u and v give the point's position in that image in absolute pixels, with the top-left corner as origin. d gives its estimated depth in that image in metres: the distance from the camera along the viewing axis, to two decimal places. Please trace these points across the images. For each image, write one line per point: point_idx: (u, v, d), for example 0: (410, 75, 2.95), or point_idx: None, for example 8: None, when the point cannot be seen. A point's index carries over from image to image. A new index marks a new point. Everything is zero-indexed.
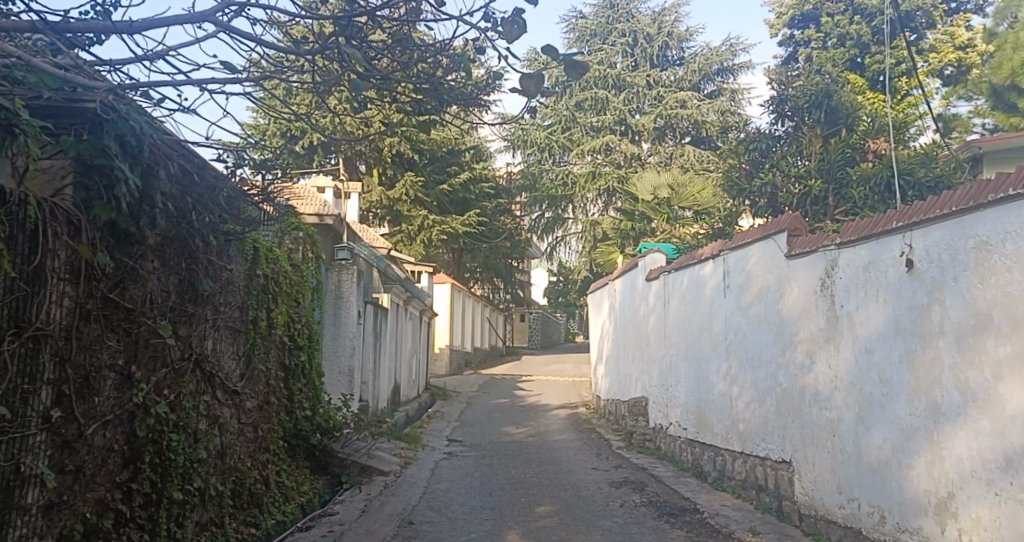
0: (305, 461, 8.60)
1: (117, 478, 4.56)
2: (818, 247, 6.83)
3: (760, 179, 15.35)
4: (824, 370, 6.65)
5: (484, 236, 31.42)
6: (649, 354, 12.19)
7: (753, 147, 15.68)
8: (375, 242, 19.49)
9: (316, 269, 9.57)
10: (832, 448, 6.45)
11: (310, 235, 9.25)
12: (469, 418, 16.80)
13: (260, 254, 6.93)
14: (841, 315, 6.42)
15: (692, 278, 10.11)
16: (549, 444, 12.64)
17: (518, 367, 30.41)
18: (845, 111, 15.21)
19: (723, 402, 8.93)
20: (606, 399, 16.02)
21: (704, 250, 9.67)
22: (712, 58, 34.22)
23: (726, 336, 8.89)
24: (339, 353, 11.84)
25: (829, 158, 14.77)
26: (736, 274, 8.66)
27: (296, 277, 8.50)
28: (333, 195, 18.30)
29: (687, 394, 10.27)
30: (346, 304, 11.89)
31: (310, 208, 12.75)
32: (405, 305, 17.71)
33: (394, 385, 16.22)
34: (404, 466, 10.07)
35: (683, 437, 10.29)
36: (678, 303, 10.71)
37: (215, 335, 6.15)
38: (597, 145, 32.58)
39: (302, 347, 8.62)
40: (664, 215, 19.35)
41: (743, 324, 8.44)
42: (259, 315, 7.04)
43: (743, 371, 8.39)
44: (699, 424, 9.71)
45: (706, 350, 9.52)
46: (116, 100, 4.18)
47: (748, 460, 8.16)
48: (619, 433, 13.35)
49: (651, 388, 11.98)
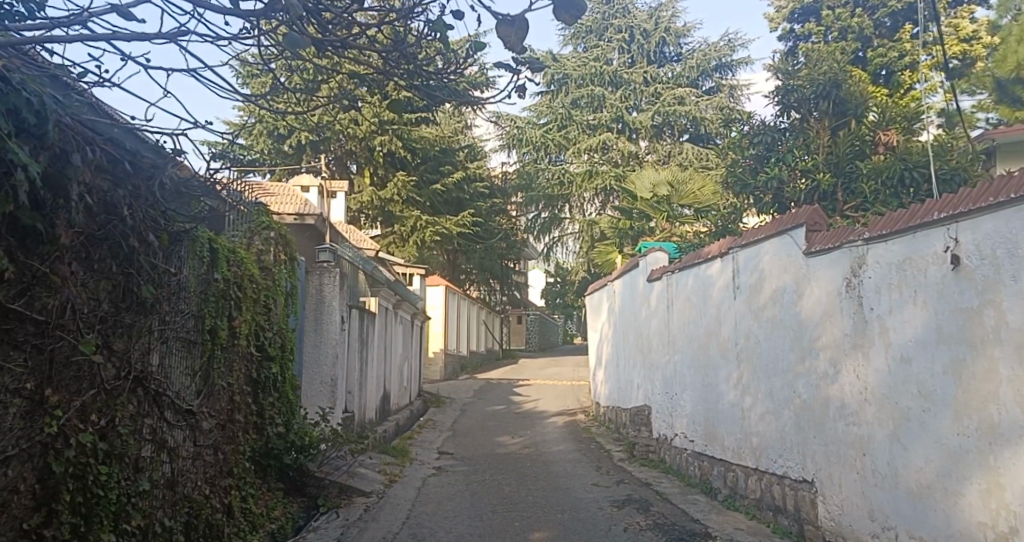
0: (278, 483, 7.87)
1: (24, 523, 3.82)
2: (843, 242, 6.10)
3: (765, 174, 14.62)
4: (851, 380, 5.93)
5: (478, 237, 30.62)
6: (652, 360, 11.47)
7: (759, 141, 15.00)
8: (362, 242, 18.89)
9: (292, 272, 8.86)
10: (861, 468, 5.73)
11: (286, 235, 8.57)
12: (462, 427, 16.07)
13: (220, 256, 6.21)
14: (871, 319, 5.69)
15: (698, 278, 9.38)
16: (547, 456, 11.93)
17: (515, 371, 29.68)
18: (854, 102, 14.47)
19: (734, 413, 8.21)
20: (606, 405, 15.28)
21: (711, 248, 8.95)
22: (711, 54, 33.62)
23: (737, 341, 8.16)
24: (320, 362, 11.08)
25: (837, 150, 14.03)
26: (747, 274, 7.94)
27: (265, 282, 7.76)
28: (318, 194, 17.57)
29: (693, 403, 9.55)
30: (328, 309, 11.14)
31: (287, 208, 12.23)
32: (395, 309, 16.98)
33: (383, 393, 15.48)
34: (389, 484, 9.33)
35: (690, 450, 9.57)
36: (683, 305, 9.98)
37: (162, 348, 5.43)
38: (594, 143, 31.83)
39: (273, 358, 7.90)
40: (664, 213, 18.54)
41: (755, 328, 7.71)
42: (219, 324, 6.29)
43: (756, 379, 7.66)
44: (707, 436, 8.98)
45: (715, 356, 8.78)
46: (7, 67, 3.45)
47: (763, 477, 7.42)
48: (621, 443, 12.62)
49: (654, 395, 11.26)
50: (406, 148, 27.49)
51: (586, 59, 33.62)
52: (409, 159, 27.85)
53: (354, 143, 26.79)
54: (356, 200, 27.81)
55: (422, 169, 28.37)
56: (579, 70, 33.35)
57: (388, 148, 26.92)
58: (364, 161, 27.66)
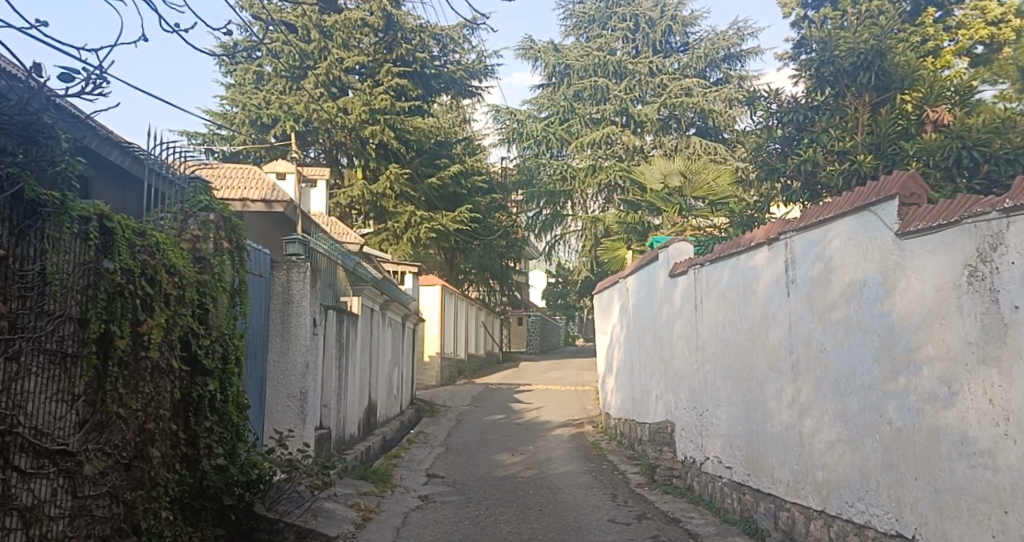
0: (217, 529, 6.22)
1: None
2: (962, 217, 4.44)
3: (797, 156, 13.05)
4: (976, 405, 4.27)
5: (475, 234, 28.67)
6: (675, 369, 9.82)
7: (790, 119, 13.35)
8: (345, 235, 17.32)
9: (244, 265, 7.25)
10: (1002, 532, 4.06)
11: (234, 218, 6.91)
12: (458, 441, 14.48)
13: (114, 237, 4.75)
14: (1011, 322, 4.04)
15: (738, 271, 7.72)
16: (553, 481, 10.30)
17: (515, 375, 27.99)
18: (900, 74, 12.51)
19: (789, 439, 6.54)
20: (618, 417, 13.67)
21: (757, 233, 7.29)
22: (719, 44, 32.05)
23: (793, 350, 6.50)
24: (288, 371, 9.48)
25: (879, 130, 12.40)
26: (807, 264, 6.29)
27: (196, 277, 6.17)
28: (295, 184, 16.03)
29: (730, 422, 7.90)
30: (297, 310, 9.54)
31: (251, 194, 10.89)
32: (383, 311, 15.38)
33: (369, 404, 13.93)
34: (363, 525, 7.69)
35: (727, 478, 7.96)
36: (717, 303, 8.33)
37: (15, 366, 4.26)
38: (597, 136, 30.14)
39: (210, 371, 6.30)
40: (676, 205, 17.14)
41: (819, 332, 6.05)
42: (115, 330, 4.70)
43: (820, 397, 5.99)
44: (751, 464, 7.33)
45: (761, 365, 7.13)
46: None
47: (832, 525, 5.77)
48: (639, 462, 11.02)
49: (679, 409, 9.63)
50: (398, 139, 25.93)
51: (589, 49, 32.29)
52: (402, 152, 26.27)
53: (343, 134, 25.32)
54: (345, 194, 25.89)
55: (417, 163, 26.78)
56: (581, 61, 32.05)
57: (380, 140, 25.37)
58: (355, 154, 26.07)
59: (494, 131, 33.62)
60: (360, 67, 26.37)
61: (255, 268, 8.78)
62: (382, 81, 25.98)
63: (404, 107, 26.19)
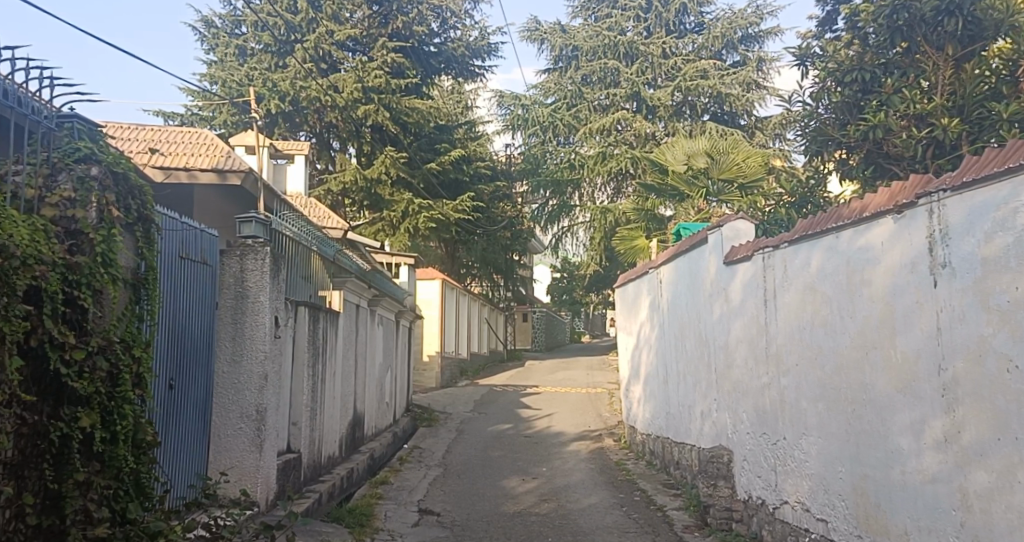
0: None
1: None
2: None
3: (861, 122, 11.09)
4: None
5: (479, 225, 26.37)
6: (731, 382, 7.76)
7: (853, 78, 11.16)
8: (326, 218, 15.33)
9: (155, 246, 5.17)
10: None
11: (131, 175, 4.80)
12: (458, 460, 12.40)
13: None
14: None
15: (841, 255, 5.63)
16: (577, 522, 8.18)
17: (521, 375, 25.89)
18: (992, 18, 10.18)
19: (936, 497, 4.47)
20: (647, 433, 11.59)
21: (877, 196, 5.19)
22: (736, 23, 29.70)
23: (945, 367, 4.42)
24: (240, 386, 7.26)
25: (962, 89, 10.36)
26: (971, 239, 4.22)
27: (62, 257, 4.13)
28: (261, 158, 13.98)
29: (826, 461, 5.82)
30: (254, 308, 7.32)
31: (199, 161, 8.94)
32: (372, 307, 13.31)
33: (354, 416, 11.86)
34: None
35: (820, 535, 5.89)
36: (801, 297, 6.24)
37: None
38: (606, 122, 28.02)
39: (83, 399, 4.22)
40: (701, 190, 14.82)
41: (1003, 338, 3.96)
42: None
43: (1005, 442, 3.91)
44: (863, 522, 5.27)
45: (883, 385, 5.04)
46: None
47: None
48: (682, 495, 8.94)
49: (738, 432, 7.58)
50: (395, 122, 23.91)
51: (599, 29, 30.17)
52: (399, 135, 24.18)
53: (336, 115, 23.30)
54: (338, 180, 23.61)
55: (414, 147, 24.63)
56: (589, 42, 29.92)
57: (375, 121, 23.30)
58: (348, 137, 24.01)
59: (498, 119, 31.66)
60: (352, 42, 24.49)
61: (192, 252, 6.67)
62: (375, 56, 23.95)
63: (400, 86, 24.11)
